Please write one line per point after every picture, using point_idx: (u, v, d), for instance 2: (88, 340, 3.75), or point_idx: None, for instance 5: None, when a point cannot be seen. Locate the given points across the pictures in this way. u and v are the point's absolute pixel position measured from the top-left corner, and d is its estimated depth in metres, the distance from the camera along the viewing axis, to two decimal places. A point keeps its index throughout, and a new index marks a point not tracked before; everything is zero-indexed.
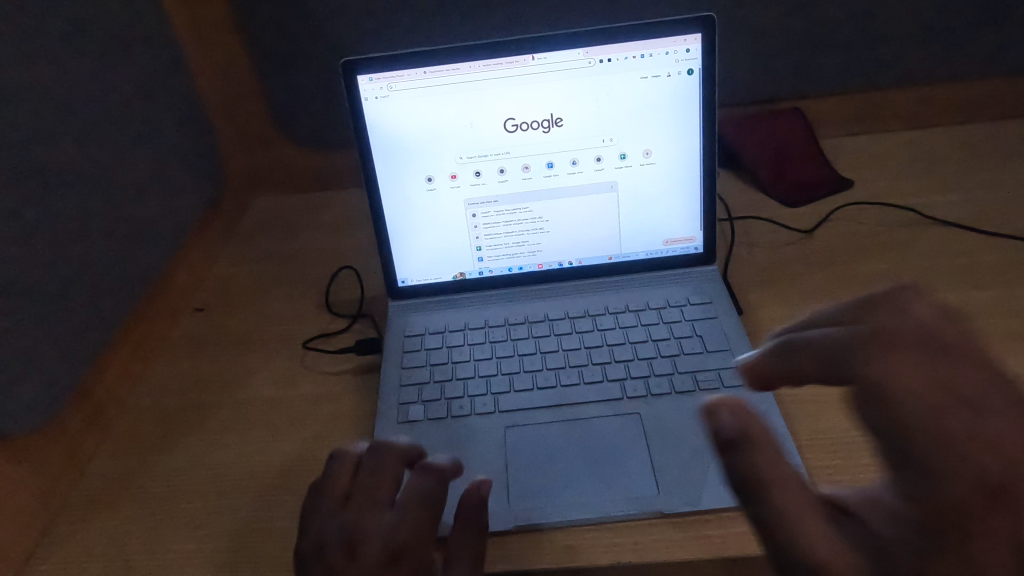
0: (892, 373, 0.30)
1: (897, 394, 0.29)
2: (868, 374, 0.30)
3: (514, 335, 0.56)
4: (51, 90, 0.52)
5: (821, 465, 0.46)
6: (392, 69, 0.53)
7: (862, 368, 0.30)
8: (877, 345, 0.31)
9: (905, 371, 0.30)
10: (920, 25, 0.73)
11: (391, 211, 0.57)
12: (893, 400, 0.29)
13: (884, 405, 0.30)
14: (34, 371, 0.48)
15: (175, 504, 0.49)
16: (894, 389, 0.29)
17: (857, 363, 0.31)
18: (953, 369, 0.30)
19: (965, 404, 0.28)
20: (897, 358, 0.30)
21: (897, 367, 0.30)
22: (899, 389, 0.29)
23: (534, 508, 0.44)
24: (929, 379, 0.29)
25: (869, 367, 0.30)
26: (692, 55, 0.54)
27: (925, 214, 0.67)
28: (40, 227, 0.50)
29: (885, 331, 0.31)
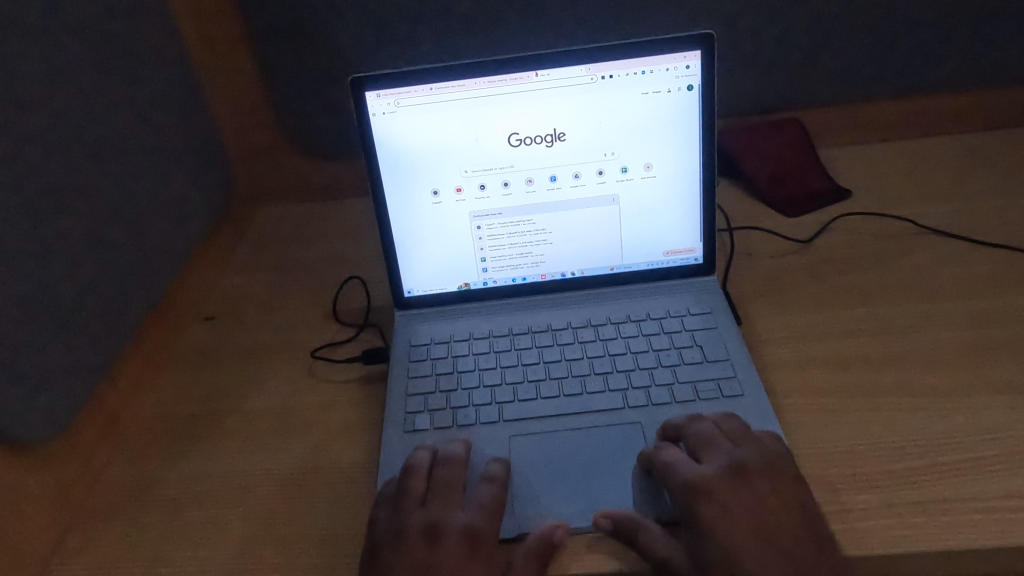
0: (706, 508, 0.42)
1: (704, 528, 0.41)
2: (695, 499, 0.42)
3: (518, 344, 0.58)
4: (67, 106, 0.53)
5: (817, 474, 0.47)
6: (400, 85, 0.54)
7: (692, 494, 0.43)
8: (715, 484, 0.43)
9: (722, 518, 0.41)
10: (917, 38, 0.75)
11: (398, 223, 0.59)
12: (700, 529, 0.41)
13: (694, 527, 0.42)
14: (50, 382, 0.50)
15: (188, 510, 0.50)
16: (705, 527, 0.41)
17: (694, 486, 0.43)
18: (769, 519, 0.42)
19: (746, 543, 0.41)
20: (716, 495, 0.42)
21: (710, 504, 0.42)
22: (708, 527, 0.41)
23: (539, 514, 0.45)
24: (736, 524, 0.41)
25: (698, 496, 0.43)
26: (692, 71, 0.55)
27: (922, 224, 0.68)
28: (56, 240, 0.51)
29: (737, 479, 0.43)
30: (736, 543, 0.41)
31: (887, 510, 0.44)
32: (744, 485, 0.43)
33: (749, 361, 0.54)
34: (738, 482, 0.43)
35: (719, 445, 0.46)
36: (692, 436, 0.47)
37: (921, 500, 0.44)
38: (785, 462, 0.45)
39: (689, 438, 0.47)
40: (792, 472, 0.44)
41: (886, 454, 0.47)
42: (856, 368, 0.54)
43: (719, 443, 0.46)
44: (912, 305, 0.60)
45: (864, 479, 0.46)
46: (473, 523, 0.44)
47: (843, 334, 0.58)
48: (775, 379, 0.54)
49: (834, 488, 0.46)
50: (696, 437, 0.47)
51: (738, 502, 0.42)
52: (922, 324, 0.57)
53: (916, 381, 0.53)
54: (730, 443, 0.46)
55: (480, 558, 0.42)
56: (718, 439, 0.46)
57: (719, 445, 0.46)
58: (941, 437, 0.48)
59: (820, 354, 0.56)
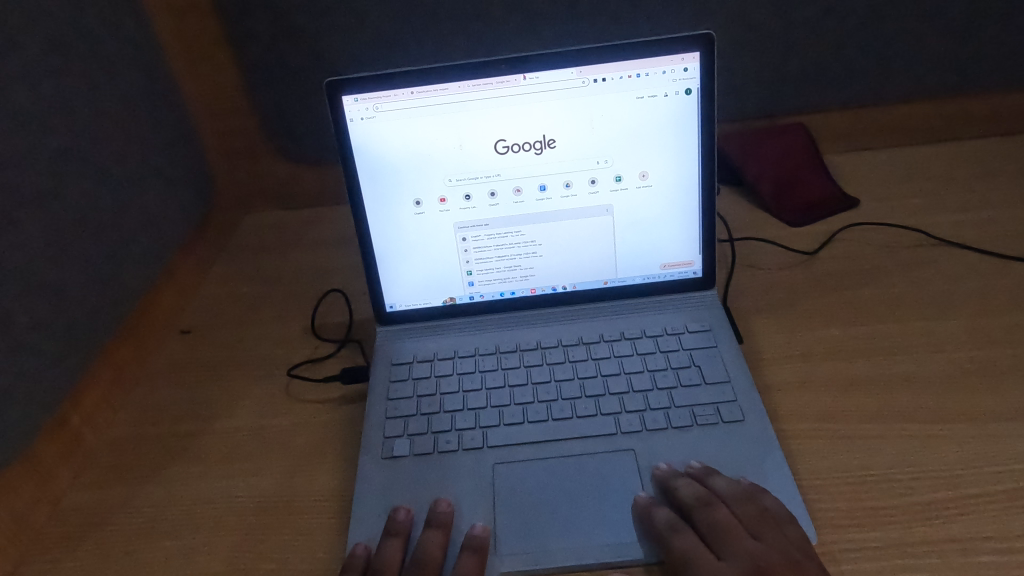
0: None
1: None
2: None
3: (505, 363, 0.54)
4: (29, 110, 0.50)
5: (824, 508, 0.43)
6: (380, 89, 0.51)
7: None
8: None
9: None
10: (928, 39, 0.71)
11: (379, 234, 0.55)
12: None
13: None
14: (3, 405, 0.46)
15: (151, 542, 0.47)
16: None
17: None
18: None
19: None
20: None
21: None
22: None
23: (525, 552, 0.42)
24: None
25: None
26: (690, 74, 0.52)
27: (934, 235, 0.65)
28: (13, 253, 0.48)
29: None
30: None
31: (899, 549, 0.41)
32: None
33: (751, 383, 0.50)
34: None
35: (740, 539, 0.40)
36: (707, 522, 0.42)
37: (937, 538, 0.41)
38: (811, 561, 0.39)
39: (703, 525, 0.42)
40: (817, 570, 0.39)
41: (898, 487, 0.44)
42: (865, 390, 0.51)
43: (738, 536, 0.41)
44: (924, 322, 0.56)
45: (875, 513, 0.43)
46: None
47: (849, 352, 0.54)
48: (778, 402, 0.51)
49: (843, 525, 0.42)
50: (711, 524, 0.41)
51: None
52: (934, 342, 0.54)
53: (929, 405, 0.49)
54: (751, 537, 0.41)
55: None
56: (737, 531, 0.41)
57: (739, 539, 0.40)
58: (957, 468, 0.45)
59: (826, 375, 0.53)
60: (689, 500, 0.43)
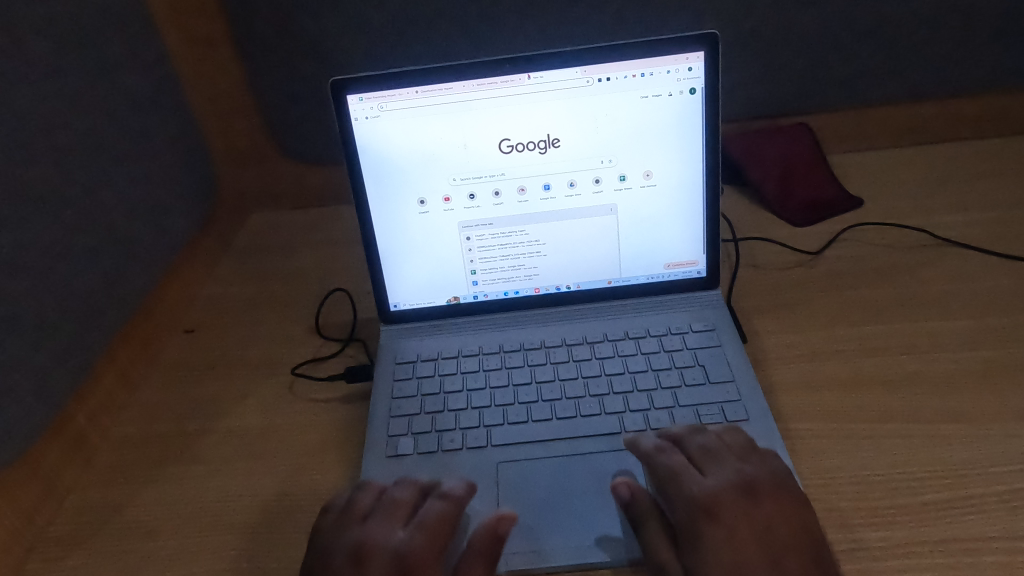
0: (714, 530, 0.39)
1: (711, 550, 0.38)
2: (703, 521, 0.39)
3: (509, 362, 0.54)
4: (34, 110, 0.51)
5: (828, 507, 0.43)
6: (384, 88, 0.51)
7: (700, 514, 0.40)
8: (724, 506, 0.40)
9: (730, 542, 0.38)
10: (932, 39, 0.71)
11: (383, 232, 0.55)
12: (707, 553, 0.38)
13: (699, 548, 0.39)
14: (9, 403, 0.47)
15: (155, 540, 0.47)
16: (713, 551, 0.38)
17: (703, 507, 0.40)
18: (780, 543, 0.38)
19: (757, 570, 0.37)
20: (726, 519, 0.39)
21: (718, 527, 0.39)
22: (715, 550, 0.38)
23: (528, 551, 0.42)
24: (746, 548, 0.38)
25: (707, 519, 0.39)
26: (694, 73, 0.52)
27: (938, 235, 0.65)
28: (18, 252, 0.48)
29: (747, 501, 0.40)
30: (743, 567, 0.37)
31: (903, 549, 0.40)
32: (752, 503, 0.40)
33: (755, 383, 0.50)
34: (747, 503, 0.40)
35: (726, 458, 0.43)
36: (694, 446, 0.44)
37: (942, 538, 0.41)
38: (792, 482, 0.42)
39: (693, 450, 0.44)
40: (798, 494, 0.41)
41: (903, 487, 0.44)
42: (869, 390, 0.51)
43: (725, 457, 0.43)
44: (928, 322, 0.56)
45: (879, 513, 0.43)
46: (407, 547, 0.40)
47: (853, 352, 0.54)
48: (782, 401, 0.51)
49: (848, 524, 0.42)
50: (700, 448, 0.44)
51: (747, 526, 0.39)
52: (938, 342, 0.54)
53: (933, 405, 0.49)
54: (737, 458, 0.43)
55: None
56: (721, 452, 0.43)
57: (726, 459, 0.43)
58: (963, 469, 0.45)
59: (831, 375, 0.53)
60: (679, 432, 0.46)
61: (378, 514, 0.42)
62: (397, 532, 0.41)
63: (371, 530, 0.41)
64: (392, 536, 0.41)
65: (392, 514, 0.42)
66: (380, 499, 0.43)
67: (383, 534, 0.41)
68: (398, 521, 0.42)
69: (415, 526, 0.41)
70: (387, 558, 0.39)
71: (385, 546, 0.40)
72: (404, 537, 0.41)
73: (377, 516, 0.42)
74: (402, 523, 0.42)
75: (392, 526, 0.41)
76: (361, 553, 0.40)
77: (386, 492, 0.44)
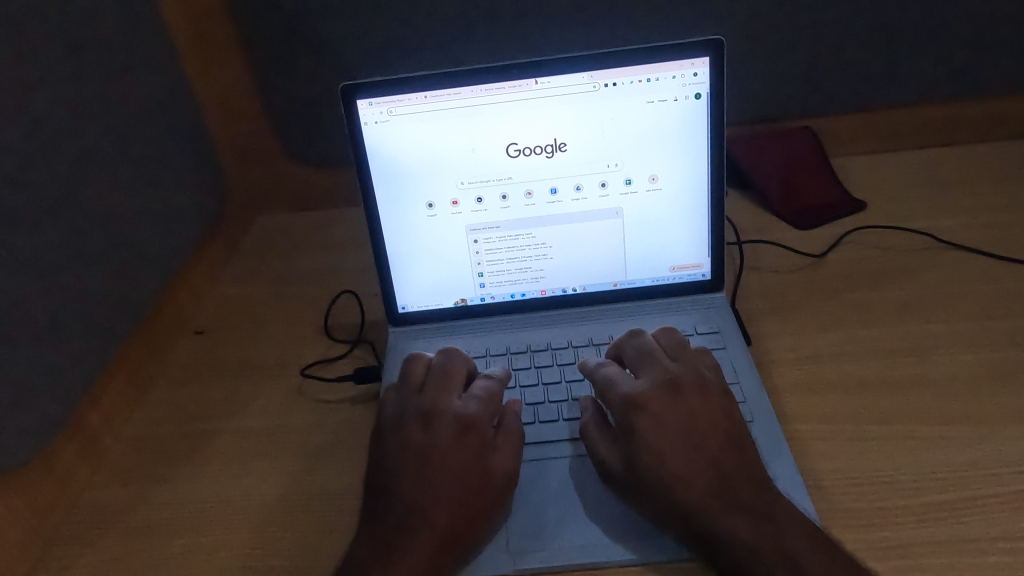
0: (641, 418, 0.43)
1: (637, 436, 0.43)
2: (631, 410, 0.44)
3: (515, 364, 0.55)
4: (50, 115, 0.52)
5: (832, 508, 0.44)
6: (393, 93, 0.52)
7: (629, 404, 0.44)
8: (650, 397, 0.44)
9: (654, 428, 0.43)
10: (935, 44, 0.72)
11: (391, 235, 0.56)
12: (635, 438, 0.43)
13: (629, 434, 0.43)
14: (25, 404, 0.47)
15: (168, 539, 0.48)
16: (640, 437, 0.43)
17: (631, 397, 0.44)
18: (699, 431, 0.43)
19: (677, 452, 0.42)
20: (651, 408, 0.44)
21: (645, 415, 0.43)
22: (641, 436, 0.43)
23: (537, 551, 0.43)
24: (667, 432, 0.43)
25: (634, 408, 0.44)
26: (699, 78, 0.52)
27: (941, 238, 0.65)
28: (34, 255, 0.49)
29: (670, 392, 0.45)
30: (665, 451, 0.42)
31: (907, 549, 0.41)
32: (675, 395, 0.44)
33: (760, 385, 0.51)
34: (671, 396, 0.44)
35: (656, 359, 0.47)
36: (632, 353, 0.49)
37: (945, 538, 0.41)
38: (714, 379, 0.46)
39: (631, 356, 0.49)
40: (719, 388, 0.46)
41: (906, 488, 0.44)
42: (872, 392, 0.51)
43: (656, 357, 0.48)
44: (931, 324, 0.57)
45: (882, 514, 0.43)
46: (467, 412, 0.45)
47: (856, 354, 0.55)
48: (785, 403, 0.52)
49: (852, 525, 0.43)
50: (635, 353, 0.49)
51: (670, 414, 0.43)
52: (940, 344, 0.55)
53: (935, 406, 0.50)
54: (666, 359, 0.47)
55: (472, 444, 0.44)
56: (655, 355, 0.48)
57: (657, 359, 0.47)
58: (964, 470, 0.45)
59: (834, 377, 0.53)
60: (620, 342, 0.51)
61: (433, 386, 0.47)
62: (454, 400, 0.46)
63: (432, 398, 0.46)
64: (450, 404, 0.46)
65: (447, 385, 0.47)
66: (432, 372, 0.48)
67: (443, 401, 0.46)
68: (454, 391, 0.47)
69: (470, 397, 0.47)
70: (452, 421, 0.45)
71: (445, 410, 0.45)
72: (462, 405, 0.46)
73: (433, 386, 0.47)
74: (457, 392, 0.47)
75: (449, 394, 0.46)
76: (427, 417, 0.45)
77: (435, 366, 0.48)
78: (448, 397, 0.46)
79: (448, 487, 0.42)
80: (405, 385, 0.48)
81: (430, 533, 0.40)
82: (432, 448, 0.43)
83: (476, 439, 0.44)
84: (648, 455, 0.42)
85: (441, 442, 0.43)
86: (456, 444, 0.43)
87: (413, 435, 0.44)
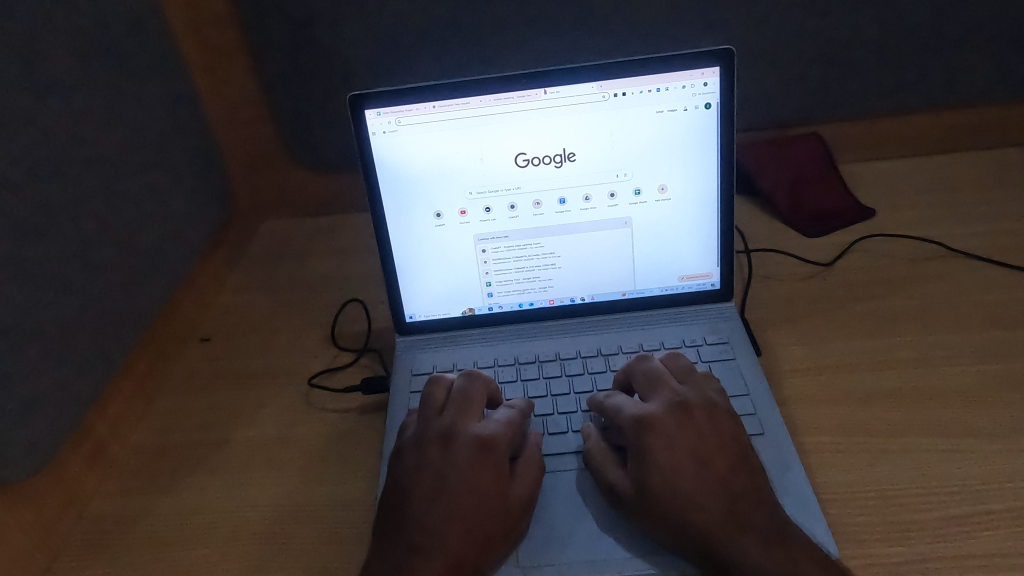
0: (653, 441, 0.43)
1: (648, 459, 0.43)
2: (642, 433, 0.44)
3: (524, 374, 0.55)
4: (59, 125, 0.51)
5: (844, 522, 0.44)
6: (401, 103, 0.52)
7: (640, 427, 0.44)
8: (661, 419, 0.44)
9: (665, 450, 0.43)
10: (945, 50, 0.71)
11: (399, 245, 0.56)
12: (646, 461, 0.43)
13: (641, 457, 0.43)
14: (34, 415, 0.47)
15: (176, 551, 0.48)
16: (652, 459, 0.43)
17: (642, 420, 0.45)
18: (710, 453, 0.43)
19: (690, 473, 0.42)
20: (662, 429, 0.44)
21: (656, 437, 0.43)
22: (653, 458, 0.43)
23: (547, 566, 0.42)
24: (678, 454, 0.42)
25: (645, 431, 0.44)
26: (709, 88, 0.52)
27: (951, 246, 0.65)
28: (43, 265, 0.49)
29: (680, 414, 0.45)
30: (677, 472, 0.42)
31: (920, 565, 0.41)
32: (685, 416, 0.44)
33: (770, 397, 0.51)
34: (681, 417, 0.44)
35: (665, 383, 0.48)
36: (641, 377, 0.49)
37: (959, 554, 0.41)
38: (723, 403, 0.46)
39: (639, 380, 0.49)
40: (727, 411, 0.46)
41: (919, 502, 0.44)
42: (883, 403, 0.51)
43: (664, 382, 0.48)
44: (942, 334, 0.56)
45: (895, 529, 0.43)
46: (486, 434, 0.45)
47: (867, 365, 0.55)
48: (796, 414, 0.51)
49: (865, 540, 0.42)
50: (644, 377, 0.49)
51: (681, 435, 0.43)
52: (952, 355, 0.54)
53: (948, 419, 0.49)
54: (674, 382, 0.48)
55: (489, 466, 0.44)
56: (663, 378, 0.48)
57: (666, 384, 0.48)
58: (978, 484, 0.45)
59: (845, 388, 0.53)
60: (630, 364, 0.51)
61: (453, 408, 0.47)
62: (475, 422, 0.46)
63: (452, 420, 0.46)
64: (470, 426, 0.46)
65: (468, 407, 0.47)
66: (453, 395, 0.48)
67: (463, 423, 0.46)
68: (475, 414, 0.47)
69: (492, 420, 0.46)
70: (472, 443, 0.44)
71: (465, 432, 0.45)
72: (481, 426, 0.46)
73: (453, 409, 0.47)
74: (478, 415, 0.47)
75: (469, 417, 0.46)
76: (446, 437, 0.45)
77: (457, 389, 0.48)
78: (468, 418, 0.46)
79: (462, 509, 0.42)
80: (427, 404, 0.48)
81: (441, 553, 0.40)
82: (451, 472, 0.43)
83: (492, 463, 0.44)
84: (660, 477, 0.42)
85: (458, 464, 0.43)
86: (473, 467, 0.43)
87: (432, 456, 0.44)
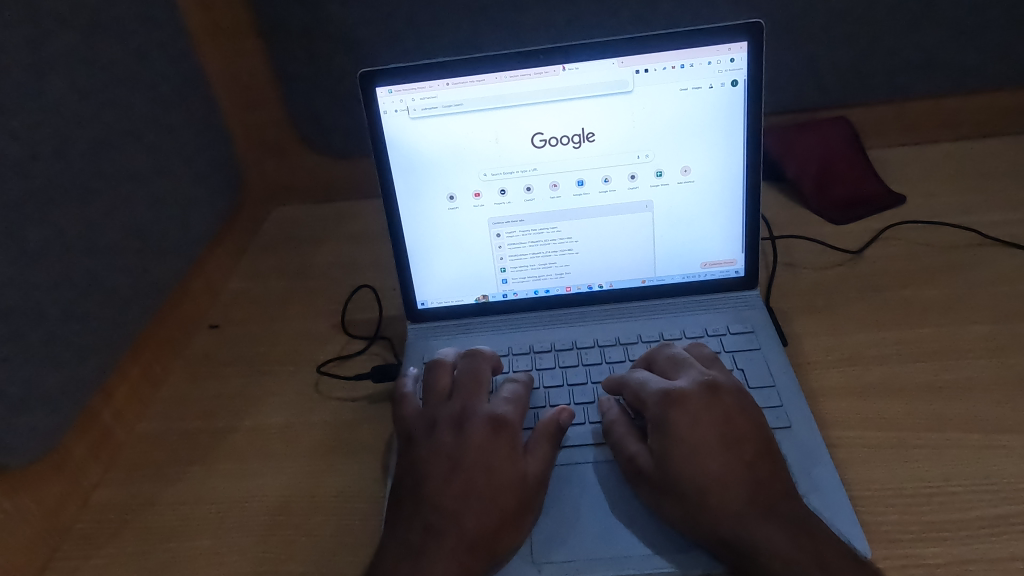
0: (679, 416, 0.41)
1: (674, 435, 0.41)
2: (668, 408, 0.42)
3: (539, 364, 0.53)
4: (62, 101, 0.50)
5: (877, 521, 0.41)
6: (414, 80, 0.50)
7: (666, 403, 0.42)
8: (690, 395, 0.42)
9: (691, 427, 0.41)
10: (981, 29, 0.68)
11: (411, 228, 0.54)
12: (670, 439, 0.41)
13: (664, 434, 0.41)
14: (35, 403, 0.45)
15: (180, 542, 0.46)
16: (676, 436, 0.41)
17: (669, 396, 0.43)
18: (738, 434, 0.41)
19: (715, 452, 0.40)
20: (690, 406, 0.42)
21: (683, 413, 0.41)
22: (677, 434, 0.41)
23: (562, 561, 0.40)
24: (705, 431, 0.40)
25: (672, 405, 0.42)
26: (737, 64, 0.49)
27: (987, 234, 0.62)
28: (44, 248, 0.47)
29: (709, 393, 0.43)
30: (701, 452, 0.40)
31: (960, 567, 0.38)
32: (714, 396, 0.42)
33: (796, 388, 0.48)
34: (710, 395, 0.42)
35: (691, 365, 0.46)
36: (663, 360, 0.48)
37: (1000, 557, 0.38)
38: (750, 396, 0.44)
39: (664, 361, 0.47)
40: (754, 401, 0.44)
41: (956, 501, 0.42)
42: (917, 397, 0.49)
43: (692, 364, 0.46)
44: (975, 325, 0.54)
45: (931, 528, 0.40)
46: (497, 413, 0.44)
47: (898, 357, 0.52)
48: (824, 408, 0.49)
49: (899, 540, 0.40)
50: (668, 360, 0.47)
51: (710, 413, 0.41)
52: (988, 348, 0.51)
53: (987, 414, 0.47)
54: (703, 366, 0.46)
55: (503, 444, 0.43)
56: (690, 361, 0.46)
57: (692, 365, 0.46)
58: (1021, 483, 0.42)
59: (877, 380, 0.50)
60: (652, 350, 0.49)
61: (462, 390, 0.46)
62: (482, 403, 0.45)
63: (462, 403, 0.45)
64: (479, 408, 0.45)
65: (474, 389, 0.46)
66: (459, 378, 0.47)
67: (473, 406, 0.45)
68: (482, 395, 0.46)
69: (499, 400, 0.46)
70: (483, 422, 0.44)
71: (476, 413, 0.44)
72: (491, 407, 0.45)
73: (462, 391, 0.46)
74: (485, 396, 0.46)
75: (477, 399, 0.46)
76: (459, 421, 0.44)
77: (461, 371, 0.47)
78: (472, 398, 0.45)
79: (478, 494, 0.40)
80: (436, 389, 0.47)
81: (460, 545, 0.38)
82: (466, 451, 0.42)
83: (506, 444, 0.43)
84: (685, 457, 0.40)
85: (475, 446, 0.42)
86: (489, 446, 0.42)
87: (445, 438, 0.43)
